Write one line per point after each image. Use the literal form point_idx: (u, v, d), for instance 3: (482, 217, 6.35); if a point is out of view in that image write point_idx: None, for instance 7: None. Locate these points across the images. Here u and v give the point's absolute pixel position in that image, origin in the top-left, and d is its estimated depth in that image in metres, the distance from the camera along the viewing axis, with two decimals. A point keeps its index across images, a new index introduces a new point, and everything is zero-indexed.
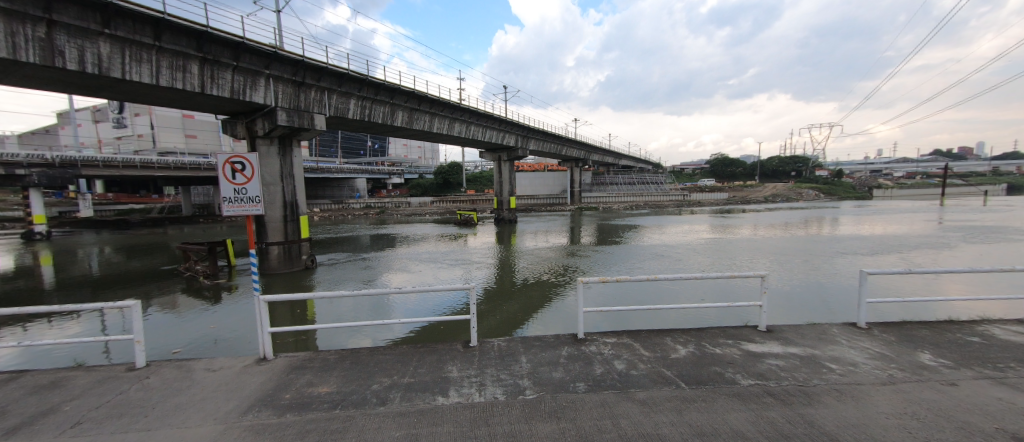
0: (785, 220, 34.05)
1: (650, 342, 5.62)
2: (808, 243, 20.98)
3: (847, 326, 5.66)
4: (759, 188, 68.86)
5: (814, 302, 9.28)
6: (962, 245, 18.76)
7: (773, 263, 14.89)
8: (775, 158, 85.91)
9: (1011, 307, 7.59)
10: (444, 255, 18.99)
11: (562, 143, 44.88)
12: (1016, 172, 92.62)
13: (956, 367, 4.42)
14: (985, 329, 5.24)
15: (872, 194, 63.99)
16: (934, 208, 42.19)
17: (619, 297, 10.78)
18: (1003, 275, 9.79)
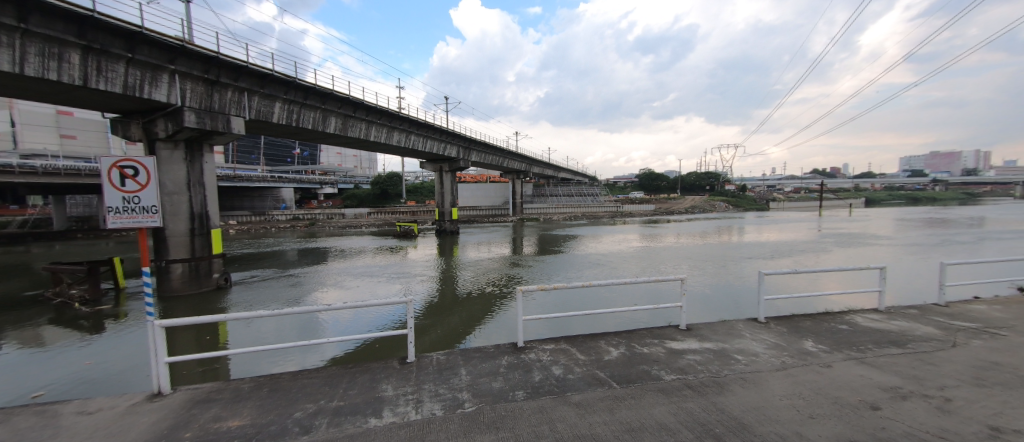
0: (700, 229, 38.22)
1: (585, 346, 5.87)
2: (718, 249, 23.62)
3: (750, 321, 6.43)
4: (681, 200, 76.26)
5: (726, 301, 10.38)
6: (829, 248, 22.60)
7: (691, 268, 16.51)
8: (692, 174, 95.85)
9: (866, 299, 9.28)
10: (381, 269, 18.09)
11: (504, 155, 45.77)
12: (870, 188, 113.84)
13: (831, 350, 5.24)
14: (852, 318, 6.29)
15: (768, 206, 74.24)
16: (813, 218, 50.32)
17: (557, 305, 11.08)
18: (862, 273, 11.86)
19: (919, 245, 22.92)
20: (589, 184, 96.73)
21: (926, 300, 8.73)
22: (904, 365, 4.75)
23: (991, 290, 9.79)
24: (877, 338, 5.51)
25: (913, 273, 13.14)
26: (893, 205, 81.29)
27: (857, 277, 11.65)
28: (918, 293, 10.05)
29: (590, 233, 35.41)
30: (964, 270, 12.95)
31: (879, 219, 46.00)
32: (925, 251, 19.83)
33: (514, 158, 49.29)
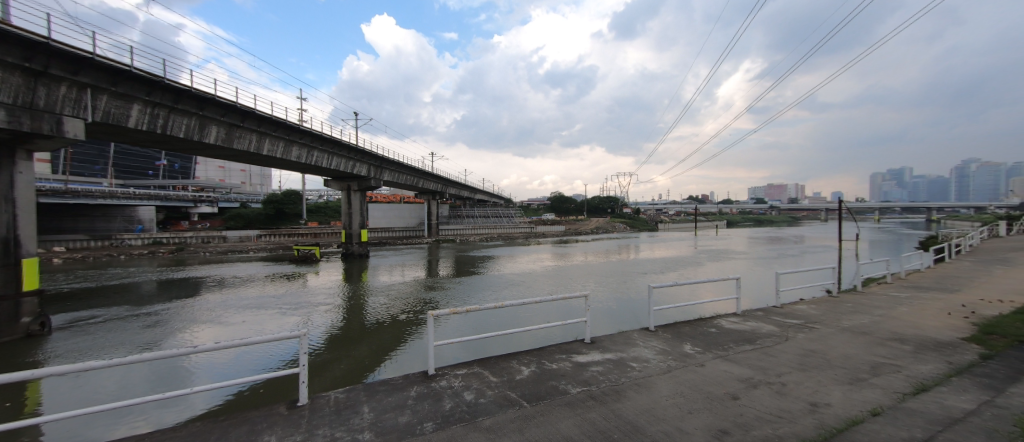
0: (603, 248, 42.10)
1: (498, 367, 5.88)
2: (615, 266, 26.20)
3: (643, 330, 7.17)
4: (587, 221, 83.23)
5: (624, 314, 11.40)
6: (698, 263, 26.82)
7: (594, 284, 17.94)
8: (596, 198, 105.41)
9: (728, 305, 11.11)
10: (271, 300, 15.82)
11: (419, 175, 44.88)
12: (730, 212, 138.78)
13: (704, 351, 6.11)
14: (718, 322, 7.46)
15: (657, 227, 85.29)
16: (689, 237, 59.39)
17: (471, 327, 10.92)
18: (725, 283, 14.22)
19: (760, 259, 28.62)
20: (504, 206, 99.48)
21: (768, 303, 10.87)
22: (754, 358, 5.77)
23: (807, 292, 12.65)
24: (735, 337, 6.61)
25: (757, 281, 16.30)
26: (746, 226, 100.22)
27: (720, 287, 14.00)
28: (761, 298, 12.47)
29: (506, 254, 36.30)
30: (789, 278, 16.50)
31: (735, 237, 56.38)
32: (763, 264, 24.84)
33: (430, 179, 48.68)
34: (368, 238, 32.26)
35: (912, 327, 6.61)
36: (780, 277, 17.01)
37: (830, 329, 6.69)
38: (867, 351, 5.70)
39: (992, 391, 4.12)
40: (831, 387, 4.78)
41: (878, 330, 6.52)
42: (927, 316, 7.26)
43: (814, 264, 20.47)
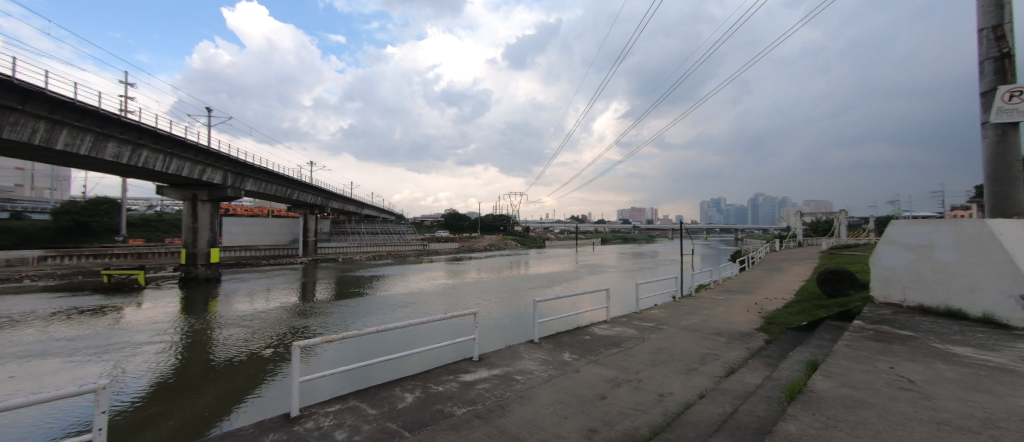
0: (496, 264, 43.36)
1: (378, 397, 5.41)
2: (502, 282, 27.13)
3: (527, 343, 7.53)
4: (481, 239, 85.12)
5: (511, 329, 11.73)
6: (576, 276, 29.67)
7: (484, 300, 18.24)
8: (489, 215, 108.19)
9: (599, 314, 12.44)
10: (56, 345, 11.69)
11: (293, 186, 39.71)
12: (605, 230, 158.69)
13: (580, 357, 6.71)
14: (592, 329, 8.31)
15: (545, 244, 91.89)
16: (571, 253, 65.65)
17: (350, 357, 9.81)
18: (596, 295, 15.96)
19: (624, 271, 33.23)
20: (395, 222, 94.56)
21: (630, 309, 12.64)
22: (618, 359, 6.58)
23: (658, 299, 15.14)
24: (605, 342, 7.45)
25: (622, 291, 18.83)
26: (616, 243, 115.17)
27: (594, 298, 15.76)
28: (625, 305, 14.45)
29: (396, 273, 34.35)
30: (645, 287, 19.58)
31: (607, 253, 64.34)
32: (627, 276, 28.90)
33: (307, 189, 43.54)
34: (220, 258, 26.82)
35: (725, 322, 8.47)
36: (639, 287, 19.99)
37: (674, 329, 8.07)
38: (698, 345, 7.04)
39: (770, 366, 5.51)
40: (673, 378, 5.73)
41: (704, 327, 8.12)
42: (735, 313, 9.37)
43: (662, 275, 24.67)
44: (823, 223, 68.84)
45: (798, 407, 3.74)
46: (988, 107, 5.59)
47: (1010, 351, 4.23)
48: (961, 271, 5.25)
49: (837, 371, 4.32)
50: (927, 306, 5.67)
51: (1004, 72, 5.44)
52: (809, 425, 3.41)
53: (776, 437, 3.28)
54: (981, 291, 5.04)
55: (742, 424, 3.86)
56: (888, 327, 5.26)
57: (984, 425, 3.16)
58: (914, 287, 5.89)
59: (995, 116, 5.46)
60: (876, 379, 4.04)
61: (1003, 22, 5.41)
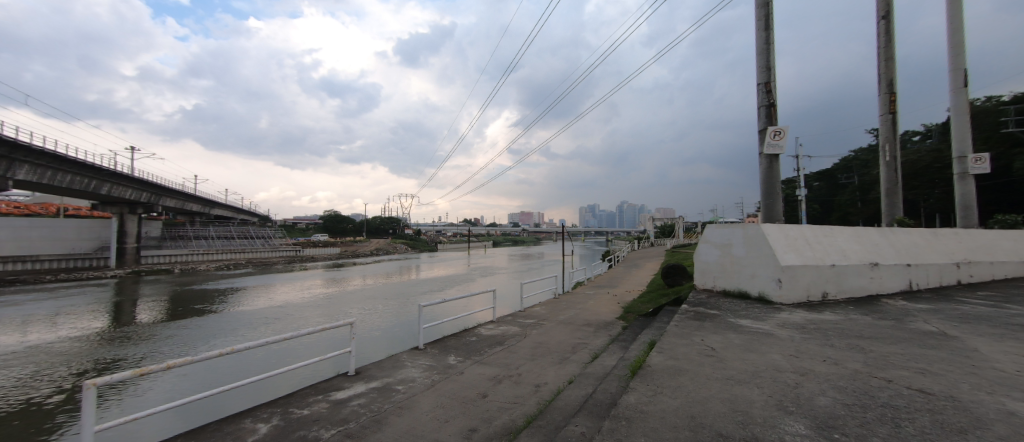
0: (383, 270, 40.89)
1: (219, 434, 4.50)
2: (388, 288, 25.67)
3: (411, 350, 7.28)
4: (367, 243, 79.15)
5: (393, 338, 11.18)
6: (468, 279, 29.94)
7: (366, 309, 17.01)
8: (377, 218, 101.22)
9: (485, 316, 12.84)
10: None
11: (100, 176, 30.66)
12: (497, 233, 164.13)
13: (464, 359, 6.78)
14: (479, 330, 8.50)
15: (437, 247, 90.60)
16: (463, 256, 66.16)
17: (185, 390, 8.00)
18: (482, 297, 16.42)
19: (511, 272, 34.87)
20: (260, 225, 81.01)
21: (516, 308, 13.42)
22: (502, 357, 6.85)
23: (540, 297, 16.38)
24: (490, 341, 7.70)
25: (508, 291, 19.78)
26: (506, 245, 120.25)
27: (482, 300, 16.22)
28: (511, 305, 15.25)
29: (257, 284, 29.54)
30: (530, 285, 21.01)
31: (497, 255, 66.83)
32: (515, 277, 30.49)
33: (125, 182, 34.06)
34: None
35: (594, 314, 9.64)
36: (524, 286, 21.32)
37: (551, 323, 8.80)
38: (571, 336, 7.84)
39: (623, 348, 6.46)
40: (548, 370, 6.24)
41: (577, 320, 9.08)
42: (601, 305, 10.70)
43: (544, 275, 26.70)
44: (668, 226, 84.04)
45: (639, 380, 4.47)
46: (761, 141, 7.59)
47: (771, 319, 5.83)
48: (746, 262, 6.98)
49: (667, 347, 5.30)
50: (727, 290, 7.41)
51: (771, 116, 7.47)
52: (644, 394, 4.11)
53: (621, 409, 3.83)
54: (757, 277, 6.78)
55: (598, 402, 4.42)
56: (702, 308, 6.69)
57: (753, 376, 4.28)
58: (720, 276, 7.58)
59: (766, 148, 7.44)
60: (692, 350, 5.10)
61: (770, 80, 7.45)
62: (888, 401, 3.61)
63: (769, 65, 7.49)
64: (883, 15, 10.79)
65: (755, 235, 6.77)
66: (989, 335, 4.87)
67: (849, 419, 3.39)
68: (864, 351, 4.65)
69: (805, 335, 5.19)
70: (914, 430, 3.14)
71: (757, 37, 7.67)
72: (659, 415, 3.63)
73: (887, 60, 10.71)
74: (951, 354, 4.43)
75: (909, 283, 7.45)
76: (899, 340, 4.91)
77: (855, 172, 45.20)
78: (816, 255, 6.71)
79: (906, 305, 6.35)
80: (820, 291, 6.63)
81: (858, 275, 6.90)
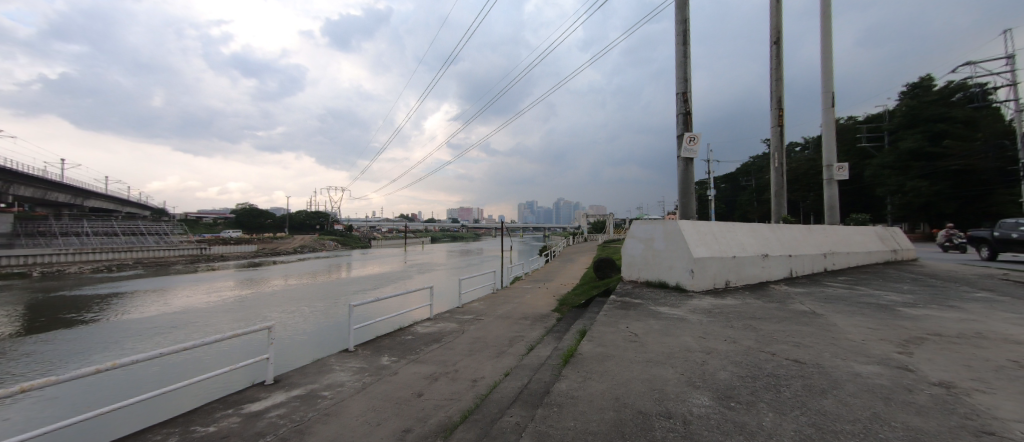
0: (309, 269, 37.72)
1: None
2: (315, 288, 23.79)
3: (341, 353, 6.85)
4: (290, 240, 72.27)
5: (320, 341, 10.42)
6: (403, 276, 28.89)
7: (289, 312, 15.57)
8: (302, 212, 92.92)
9: (422, 313, 12.58)
10: None
11: None
12: (436, 229, 160.62)
13: (398, 359, 6.54)
14: (415, 328, 8.29)
15: (371, 243, 85.98)
16: (400, 252, 63.68)
17: (50, 415, 6.64)
18: (419, 295, 16.05)
19: (450, 269, 34.42)
20: (154, 219, 69.62)
21: (454, 304, 13.32)
22: (439, 354, 6.74)
23: (479, 292, 16.45)
24: (426, 339, 7.54)
25: (447, 288, 19.54)
26: (445, 241, 118.26)
27: (419, 298, 15.83)
28: (449, 301, 15.11)
29: (149, 287, 25.42)
30: (468, 282, 20.98)
31: (436, 251, 65.54)
32: (454, 273, 30.22)
33: None
34: None
35: (530, 307, 9.94)
36: (462, 282, 21.25)
37: (489, 318, 8.90)
38: (508, 330, 8.01)
39: (557, 339, 6.75)
40: (485, 364, 6.30)
41: (515, 313, 9.29)
42: (538, 299, 11.06)
43: (482, 270, 26.83)
44: (599, 222, 89.39)
45: (570, 368, 4.72)
46: (679, 145, 8.40)
47: (684, 305, 6.53)
48: (665, 255, 7.70)
49: (596, 335, 5.65)
50: (649, 281, 8.11)
51: (687, 123, 8.29)
52: (574, 380, 4.35)
53: (553, 396, 4.00)
54: (674, 269, 7.51)
55: (532, 392, 4.57)
56: (628, 298, 7.25)
57: (668, 357, 4.76)
58: (643, 268, 8.27)
59: (683, 152, 8.24)
60: (618, 336, 5.51)
61: (686, 90, 8.27)
62: (772, 371, 4.26)
63: (685, 77, 8.30)
64: (775, 41, 12.56)
65: (673, 230, 7.49)
66: (843, 311, 6.00)
67: (742, 388, 3.94)
68: (756, 330, 5.42)
69: (711, 319, 5.91)
70: (790, 394, 3.73)
71: (676, 51, 8.46)
72: (587, 400, 3.86)
73: (777, 80, 12.50)
74: (817, 329, 5.36)
75: (790, 271, 8.84)
76: (781, 319, 5.81)
77: (752, 176, 52.31)
78: (721, 247, 7.64)
79: (786, 289, 7.53)
80: (724, 280, 7.57)
81: (753, 265, 8.01)
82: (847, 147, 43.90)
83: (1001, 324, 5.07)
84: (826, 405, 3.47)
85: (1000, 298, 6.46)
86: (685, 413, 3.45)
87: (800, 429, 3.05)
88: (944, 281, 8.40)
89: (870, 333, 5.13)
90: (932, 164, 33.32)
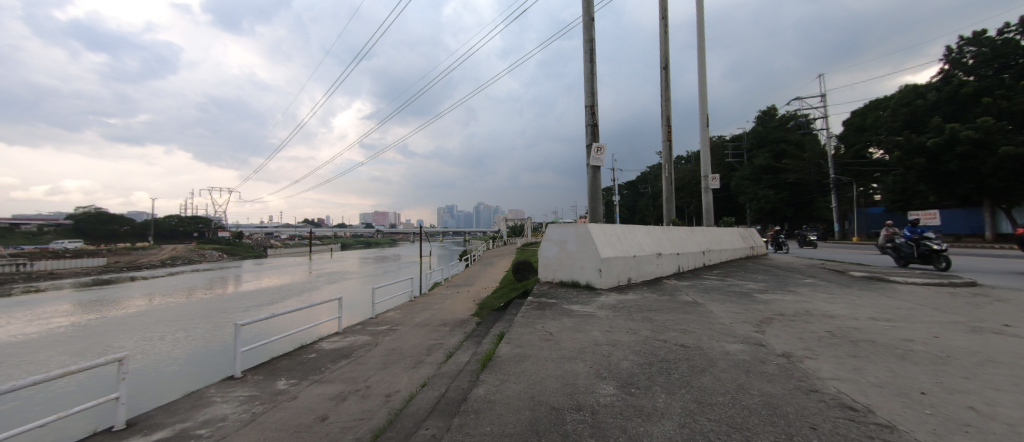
0: (180, 285, 31.64)
1: None
2: (191, 306, 20.17)
3: (223, 381, 5.86)
4: (156, 250, 59.82)
5: (198, 369, 8.88)
6: (305, 288, 26.06)
7: (156, 337, 12.88)
8: (174, 218, 77.87)
9: (329, 327, 11.56)
10: None
11: None
12: (348, 236, 148.45)
13: (298, 382, 5.84)
14: (319, 345, 7.55)
15: (267, 252, 75.78)
16: (303, 261, 57.18)
17: None
18: (326, 308, 14.73)
19: (361, 277, 32.13)
20: None
21: (367, 315, 12.48)
22: (348, 371, 6.20)
23: (395, 301, 15.77)
24: (333, 356, 6.92)
25: (359, 297, 18.32)
26: (357, 248, 109.90)
27: (326, 310, 14.54)
28: (363, 312, 14.10)
29: None
30: (383, 290, 19.92)
31: (347, 259, 60.54)
32: (367, 281, 28.29)
33: None
34: None
35: (449, 314, 9.81)
36: (376, 291, 20.05)
37: (406, 328, 8.52)
38: (426, 338, 7.79)
39: (475, 343, 6.74)
40: (400, 376, 6.00)
41: (433, 321, 9.07)
42: (458, 304, 10.96)
43: (398, 277, 25.62)
44: (518, 226, 92.12)
45: (488, 371, 4.73)
46: (587, 154, 9.08)
47: (593, 302, 7.07)
48: (577, 256, 8.23)
49: (514, 337, 5.77)
50: (564, 281, 8.56)
51: (594, 134, 9.03)
52: (492, 384, 4.36)
53: (471, 403, 3.95)
54: (585, 268, 8.07)
55: (450, 400, 4.45)
56: (544, 298, 7.59)
57: (578, 353, 5.07)
58: (558, 269, 8.70)
59: (591, 160, 8.94)
60: (534, 336, 5.72)
61: (593, 104, 9.01)
62: (664, 356, 4.84)
63: (593, 92, 9.05)
64: (664, 67, 14.44)
65: (584, 233, 8.04)
66: (717, 299, 7.11)
67: (641, 374, 4.39)
68: (652, 321, 6.10)
69: (616, 313, 6.50)
70: (678, 375, 4.27)
71: (584, 67, 9.18)
72: (503, 402, 3.91)
73: (666, 101, 14.38)
74: (697, 316, 6.27)
75: (678, 267, 10.20)
76: (671, 309, 6.65)
77: (649, 184, 59.26)
78: (624, 248, 8.48)
79: (675, 283, 8.69)
80: (626, 277, 8.40)
81: (649, 262, 9.06)
82: (718, 161, 52.36)
83: (820, 303, 6.53)
84: (704, 381, 4.06)
85: (819, 282, 8.34)
86: (593, 404, 3.70)
87: (685, 406, 3.50)
88: (785, 271, 10.53)
89: (736, 316, 6.16)
90: (776, 177, 42.02)
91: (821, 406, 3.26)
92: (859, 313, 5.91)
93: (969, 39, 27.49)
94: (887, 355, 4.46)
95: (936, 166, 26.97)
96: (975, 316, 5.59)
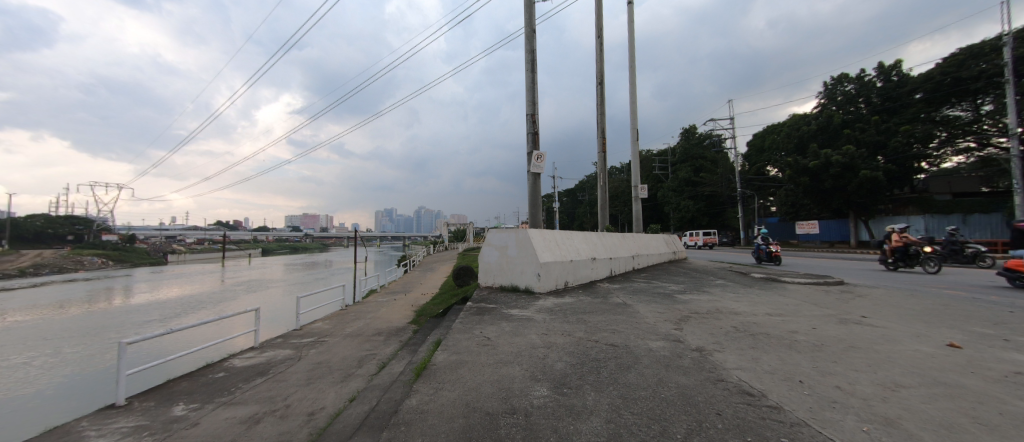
0: (42, 299, 26.20)
1: None
2: (62, 324, 16.94)
3: (102, 410, 4.97)
4: (11, 257, 48.90)
5: (66, 398, 7.55)
6: (214, 299, 23.24)
7: (10, 363, 10.52)
8: (39, 217, 64.52)
9: (242, 342, 10.52)
10: None
11: None
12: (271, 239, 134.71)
13: (200, 406, 5.13)
14: (229, 362, 6.75)
15: (168, 259, 66.08)
16: (214, 269, 50.87)
17: None
18: (241, 320, 13.48)
19: (283, 286, 29.46)
20: None
21: (289, 328, 11.57)
22: (266, 390, 5.59)
23: (323, 310, 14.90)
24: (247, 374, 6.22)
25: (282, 308, 16.94)
26: (282, 254, 100.31)
27: (242, 321, 13.28)
28: (286, 324, 12.99)
29: None
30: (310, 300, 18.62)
31: (269, 266, 54.87)
32: (293, 290, 25.96)
33: None
34: None
35: (385, 322, 9.36)
36: (301, 301, 18.59)
37: (335, 339, 7.97)
38: (357, 349, 7.35)
39: (411, 352, 6.50)
40: (327, 391, 5.56)
41: (366, 331, 8.61)
42: (394, 312, 10.55)
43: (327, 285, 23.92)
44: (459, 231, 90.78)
45: (422, 380, 4.57)
46: (529, 161, 9.32)
47: (532, 306, 7.22)
48: (517, 260, 8.34)
49: (451, 343, 5.66)
50: (504, 286, 8.63)
51: (535, 142, 9.29)
52: (425, 394, 4.22)
53: (402, 415, 3.79)
54: (525, 273, 8.21)
55: (379, 413, 4.21)
56: (484, 304, 7.56)
57: (515, 356, 5.13)
58: (498, 274, 8.76)
59: (533, 167, 9.16)
60: (470, 341, 5.68)
61: (535, 113, 9.28)
62: (595, 355, 5.09)
63: (534, 101, 9.32)
64: (599, 82, 15.40)
65: (524, 238, 8.20)
66: (644, 301, 7.68)
67: (574, 374, 4.56)
68: (586, 322, 6.39)
69: (553, 316, 6.69)
70: (607, 373, 4.51)
71: (526, 76, 9.42)
72: (436, 411, 3.80)
73: (601, 115, 15.28)
74: (627, 316, 6.68)
75: (610, 270, 10.85)
76: (604, 311, 7.01)
77: (587, 192, 62.36)
78: (561, 252, 8.82)
79: (608, 286, 9.23)
80: (564, 281, 8.75)
81: (585, 267, 9.53)
82: (648, 173, 56.85)
83: (729, 301, 7.36)
84: (630, 377, 4.35)
85: (728, 283, 9.40)
86: (527, 407, 3.76)
87: (612, 402, 3.71)
88: (700, 273, 11.70)
89: (660, 315, 6.69)
90: (695, 189, 46.83)
91: (725, 393, 3.67)
92: (758, 309, 6.76)
93: (841, 77, 33.01)
94: (779, 346, 5.14)
95: (817, 183, 31.78)
96: (842, 309, 6.71)
